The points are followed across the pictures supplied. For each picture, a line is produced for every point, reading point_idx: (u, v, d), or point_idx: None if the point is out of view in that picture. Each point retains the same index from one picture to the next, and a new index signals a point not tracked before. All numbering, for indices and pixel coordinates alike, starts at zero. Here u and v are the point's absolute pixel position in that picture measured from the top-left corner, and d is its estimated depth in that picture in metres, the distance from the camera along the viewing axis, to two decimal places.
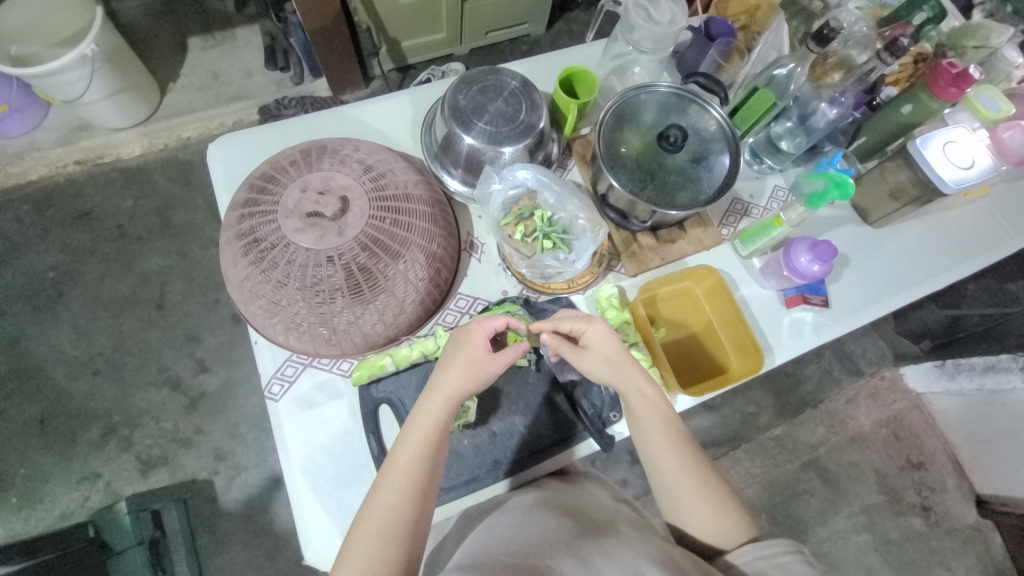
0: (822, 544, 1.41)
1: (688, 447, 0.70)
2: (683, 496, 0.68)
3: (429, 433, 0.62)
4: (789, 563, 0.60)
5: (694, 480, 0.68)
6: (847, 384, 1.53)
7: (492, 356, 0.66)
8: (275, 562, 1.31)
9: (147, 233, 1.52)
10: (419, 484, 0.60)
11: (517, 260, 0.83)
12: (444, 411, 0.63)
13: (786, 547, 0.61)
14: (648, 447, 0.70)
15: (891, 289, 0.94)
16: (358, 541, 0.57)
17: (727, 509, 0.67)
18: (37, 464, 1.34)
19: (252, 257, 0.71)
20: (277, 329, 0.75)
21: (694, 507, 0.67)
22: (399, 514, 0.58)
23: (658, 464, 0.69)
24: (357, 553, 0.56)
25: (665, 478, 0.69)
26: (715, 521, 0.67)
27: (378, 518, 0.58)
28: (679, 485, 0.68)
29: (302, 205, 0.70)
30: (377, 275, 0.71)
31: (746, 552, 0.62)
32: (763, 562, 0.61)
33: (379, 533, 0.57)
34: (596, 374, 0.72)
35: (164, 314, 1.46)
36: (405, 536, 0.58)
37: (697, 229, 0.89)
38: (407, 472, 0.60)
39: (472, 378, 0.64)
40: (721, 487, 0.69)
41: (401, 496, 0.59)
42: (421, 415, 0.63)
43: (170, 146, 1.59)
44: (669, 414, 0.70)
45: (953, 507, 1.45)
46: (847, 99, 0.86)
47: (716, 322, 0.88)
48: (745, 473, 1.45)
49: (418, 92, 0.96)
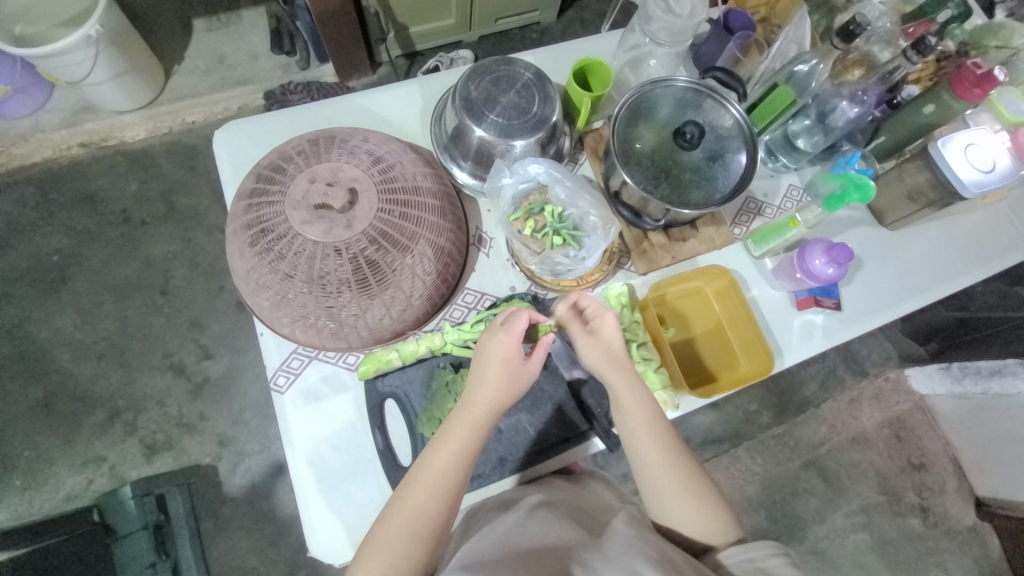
0: (819, 542, 1.41)
1: (674, 445, 0.69)
2: (671, 494, 0.67)
3: (463, 440, 0.63)
4: (777, 564, 0.60)
5: (682, 478, 0.68)
6: (850, 384, 1.52)
7: (529, 362, 0.66)
8: (277, 547, 1.33)
9: (151, 217, 1.51)
10: (448, 490, 0.61)
11: (527, 256, 0.82)
12: (483, 422, 0.64)
13: (772, 549, 0.62)
14: (636, 446, 0.69)
15: (905, 292, 0.93)
16: (384, 538, 0.59)
17: (715, 506, 0.68)
18: (41, 446, 1.35)
19: (258, 247, 0.70)
20: (283, 321, 0.74)
21: (682, 505, 0.67)
22: (425, 516, 0.60)
23: (647, 462, 0.68)
24: (382, 550, 0.58)
25: (660, 477, 0.68)
26: (703, 519, 0.67)
27: (406, 518, 0.60)
28: (668, 484, 0.67)
29: (309, 196, 0.68)
30: (385, 269, 0.70)
31: (734, 553, 0.63)
32: (748, 565, 0.61)
33: (405, 532, 0.59)
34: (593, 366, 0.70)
35: (168, 299, 1.46)
36: (430, 539, 0.60)
37: (709, 228, 0.88)
38: (439, 477, 0.61)
39: (509, 389, 0.65)
40: (707, 486, 0.68)
41: (429, 499, 0.61)
42: (460, 424, 0.63)
43: (174, 130, 1.57)
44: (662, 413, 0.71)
45: (951, 509, 1.46)
46: (868, 97, 0.84)
47: (725, 323, 0.87)
48: (745, 470, 1.45)
49: (429, 81, 0.94)
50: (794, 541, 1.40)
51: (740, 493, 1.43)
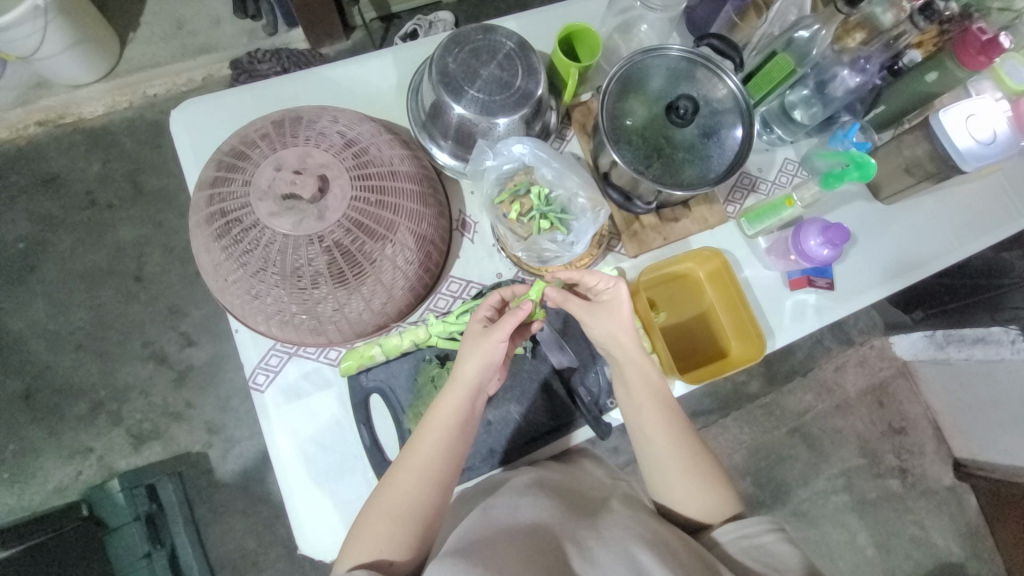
0: (802, 504, 1.46)
1: (680, 422, 0.69)
2: (673, 471, 0.67)
3: (443, 421, 0.63)
4: (773, 542, 0.61)
5: (685, 456, 0.67)
6: (836, 353, 1.54)
7: (492, 337, 0.64)
8: (272, 530, 1.33)
9: (118, 200, 1.43)
10: (433, 472, 0.62)
11: (513, 242, 0.78)
12: (465, 404, 0.64)
13: (768, 526, 0.62)
14: (643, 419, 0.69)
15: (896, 269, 0.91)
16: (371, 517, 0.61)
17: (715, 483, 0.67)
18: (25, 439, 1.33)
19: (225, 241, 0.66)
20: (257, 318, 0.70)
21: (682, 482, 0.67)
22: (408, 498, 0.61)
23: (651, 433, 0.68)
24: (368, 531, 0.60)
25: (658, 456, 0.68)
26: (701, 498, 0.66)
27: (390, 497, 0.61)
28: (670, 461, 0.67)
29: (276, 185, 0.63)
30: (362, 261, 0.66)
31: (729, 530, 0.63)
32: (744, 542, 0.62)
33: (388, 511, 0.60)
34: (601, 336, 0.71)
35: (143, 286, 1.40)
36: (414, 519, 0.60)
37: (702, 207, 0.85)
38: (422, 457, 0.62)
39: (482, 369, 0.64)
40: (711, 462, 0.69)
41: (413, 481, 0.62)
42: (441, 407, 0.64)
43: (135, 104, 1.46)
44: (664, 393, 0.70)
45: (929, 470, 1.51)
46: (871, 66, 0.80)
47: (717, 305, 0.85)
48: (732, 439, 1.47)
49: (404, 51, 0.87)
50: (778, 505, 1.45)
51: (728, 462, 1.46)
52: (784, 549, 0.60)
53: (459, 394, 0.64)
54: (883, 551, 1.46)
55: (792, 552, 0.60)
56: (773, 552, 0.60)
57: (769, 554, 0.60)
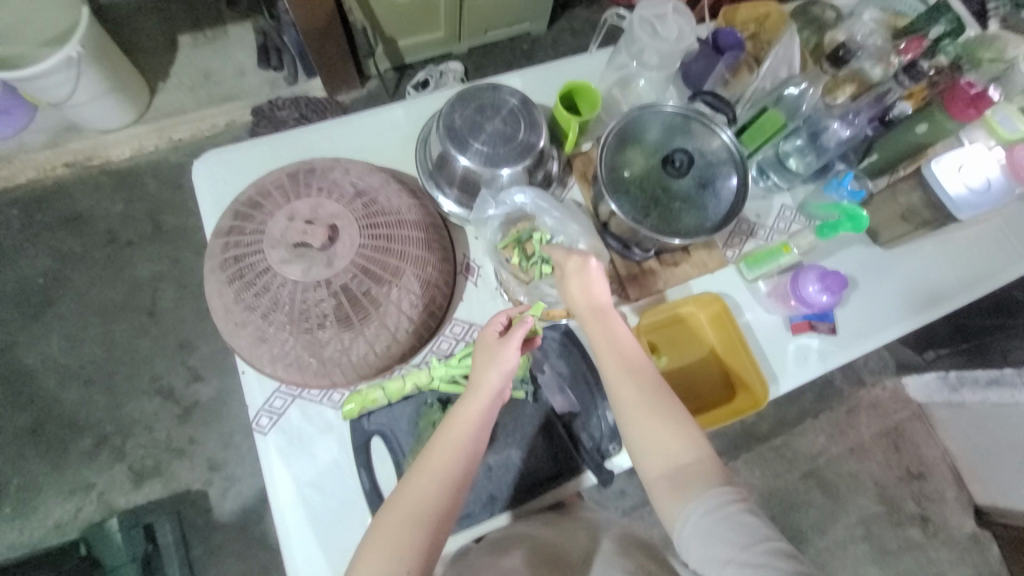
0: (820, 554, 1.39)
1: (647, 373, 0.68)
2: (639, 418, 0.66)
3: (461, 428, 0.64)
4: (739, 515, 0.58)
5: (651, 404, 0.66)
6: (848, 394, 1.51)
7: (510, 346, 0.67)
8: (271, 572, 1.30)
9: (138, 238, 1.49)
10: (451, 477, 0.62)
11: (516, 287, 0.81)
12: (483, 410, 0.66)
13: (735, 497, 0.59)
14: (608, 374, 0.69)
15: (901, 312, 0.91)
16: (389, 522, 0.60)
17: (683, 435, 0.64)
18: (29, 475, 1.33)
19: (237, 286, 0.68)
20: (263, 360, 0.71)
21: (651, 436, 0.65)
22: (426, 502, 0.61)
23: (616, 400, 0.68)
24: (385, 536, 0.59)
25: (625, 406, 0.67)
26: (669, 448, 0.64)
27: (408, 501, 0.61)
28: (638, 408, 0.66)
29: (288, 234, 0.67)
30: (369, 305, 0.69)
31: (698, 499, 0.60)
32: (712, 512, 0.58)
33: (405, 516, 0.60)
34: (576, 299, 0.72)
35: (155, 321, 1.43)
36: (432, 524, 0.60)
37: (701, 252, 0.87)
38: (442, 461, 0.62)
39: (499, 377, 0.66)
40: (686, 421, 0.65)
41: (432, 486, 0.61)
42: (460, 415, 0.65)
43: (162, 147, 1.55)
44: (631, 344, 0.70)
45: (951, 517, 1.44)
46: (858, 118, 0.84)
47: (718, 350, 0.85)
48: (743, 483, 1.43)
49: (415, 105, 0.92)
50: None
51: None
52: (749, 523, 0.57)
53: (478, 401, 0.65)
54: None
55: (757, 523, 0.57)
56: (742, 526, 0.57)
57: (734, 527, 0.57)
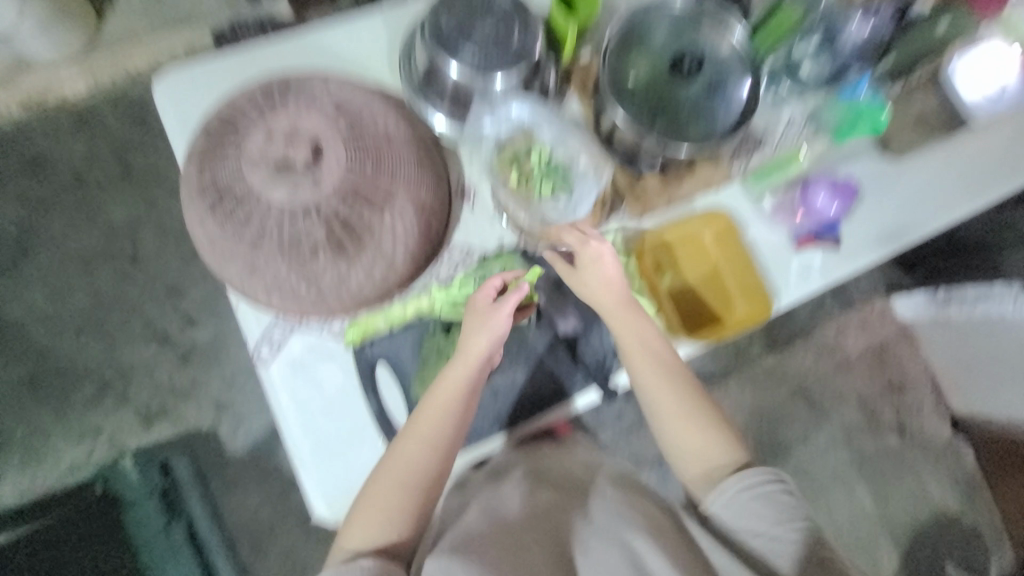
0: (802, 461, 1.48)
1: (677, 374, 0.74)
2: (673, 420, 0.74)
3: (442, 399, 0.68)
4: (772, 492, 0.68)
5: (683, 404, 0.74)
6: (838, 315, 1.56)
7: (498, 316, 0.70)
8: (287, 502, 1.34)
9: (107, 180, 1.40)
10: (438, 443, 0.68)
11: (513, 208, 0.76)
12: (469, 380, 0.69)
13: (770, 479, 0.68)
14: (639, 376, 0.74)
15: (907, 222, 0.89)
16: (381, 485, 0.67)
17: (711, 432, 0.73)
18: (34, 423, 1.34)
19: (219, 215, 0.64)
20: (257, 291, 0.68)
21: (684, 435, 0.73)
22: (415, 467, 0.68)
23: (650, 398, 0.75)
24: (377, 497, 0.67)
25: (659, 407, 0.74)
26: (698, 444, 0.73)
27: (399, 467, 0.67)
28: (670, 410, 0.74)
29: (269, 152, 0.62)
30: (363, 228, 0.65)
31: (733, 485, 0.69)
32: (747, 491, 0.68)
33: (396, 480, 0.67)
34: (593, 296, 0.75)
35: (140, 267, 1.39)
36: (420, 486, 0.67)
37: (708, 167, 0.80)
38: (429, 430, 0.68)
39: (486, 345, 0.69)
40: (714, 419, 0.74)
41: (420, 452, 0.68)
42: (447, 384, 0.69)
43: (119, 81, 1.40)
44: (656, 340, 0.75)
45: (927, 425, 1.50)
46: (877, 16, 0.79)
47: (724, 266, 0.83)
48: (733, 401, 1.50)
49: (394, 11, 0.83)
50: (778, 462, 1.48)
51: None
52: (782, 500, 0.67)
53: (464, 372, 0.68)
54: (881, 502, 1.44)
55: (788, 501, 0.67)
56: (773, 502, 0.67)
57: (768, 504, 0.67)
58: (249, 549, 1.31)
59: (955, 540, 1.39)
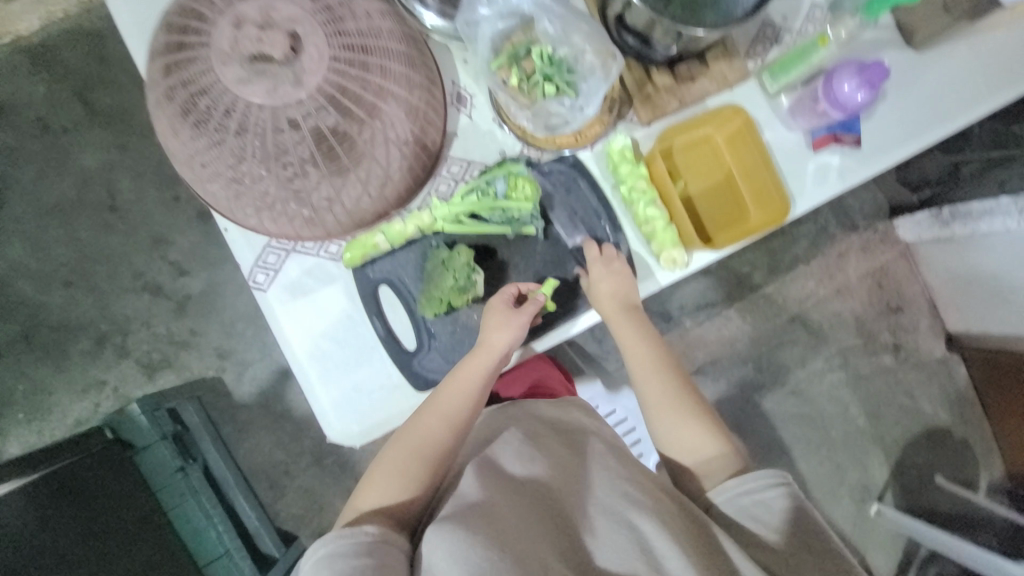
0: (800, 384, 1.46)
1: (673, 368, 0.75)
2: (667, 411, 0.73)
3: (462, 376, 0.70)
4: (773, 498, 0.62)
5: (677, 400, 0.73)
6: (840, 238, 1.46)
7: (521, 315, 0.71)
8: (301, 441, 1.35)
9: (73, 124, 1.30)
10: (456, 418, 0.68)
11: (516, 112, 0.70)
12: (491, 364, 0.71)
13: (772, 483, 0.63)
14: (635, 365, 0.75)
15: (930, 121, 0.84)
16: (396, 455, 0.67)
17: (705, 430, 0.71)
18: (34, 378, 1.32)
19: (194, 124, 0.59)
20: (246, 212, 0.64)
21: (675, 429, 0.72)
22: (430, 440, 0.67)
23: (647, 393, 0.74)
24: (391, 465, 0.66)
25: (652, 400, 0.74)
26: (692, 440, 0.71)
27: (416, 437, 0.68)
28: (664, 404, 0.73)
29: (240, 44, 0.54)
30: (353, 137, 0.59)
31: (729, 488, 0.64)
32: (744, 497, 0.62)
33: (410, 449, 0.67)
34: (593, 287, 0.73)
35: (120, 217, 1.32)
36: (433, 459, 0.67)
37: (721, 62, 0.76)
38: (448, 404, 0.69)
39: (510, 337, 0.70)
40: (709, 420, 0.72)
41: (437, 425, 0.68)
42: (470, 365, 0.70)
43: (72, 13, 1.27)
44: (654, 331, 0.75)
45: (922, 344, 1.48)
46: None
47: (737, 172, 0.78)
48: (736, 328, 1.44)
49: None
50: (777, 386, 1.45)
51: (730, 351, 1.45)
52: (784, 506, 0.61)
53: (487, 355, 0.70)
54: (874, 419, 1.47)
55: (790, 510, 0.61)
56: (773, 506, 0.61)
57: (766, 511, 0.61)
58: (267, 488, 1.34)
59: (940, 451, 1.47)
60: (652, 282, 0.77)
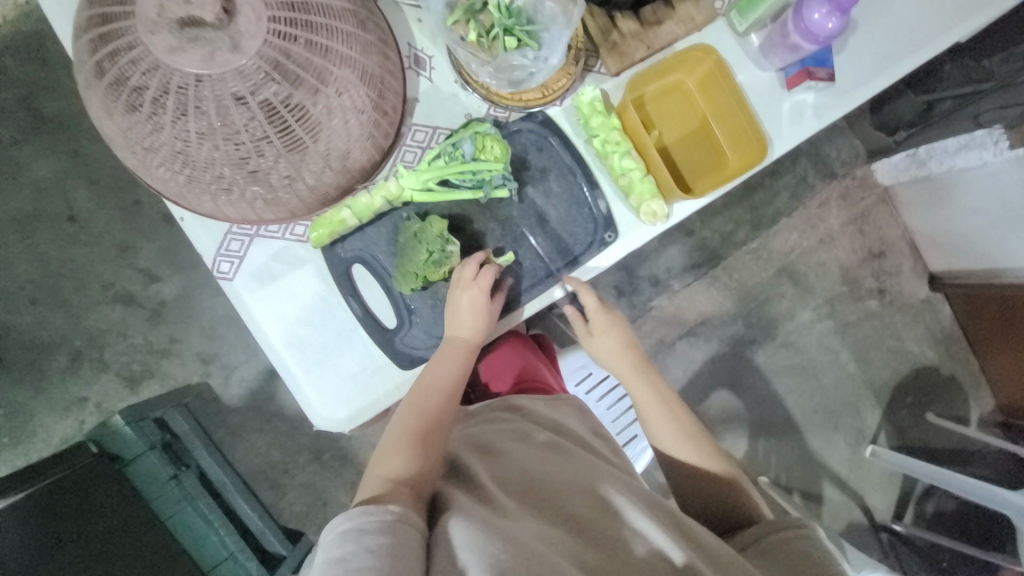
0: (789, 336, 1.46)
1: (694, 430, 0.78)
2: (691, 470, 0.75)
3: (454, 347, 0.70)
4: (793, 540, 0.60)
5: (699, 459, 0.75)
6: (820, 188, 1.45)
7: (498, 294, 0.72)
8: (297, 439, 1.33)
9: (20, 133, 1.23)
10: (453, 387, 0.69)
11: (477, 68, 0.67)
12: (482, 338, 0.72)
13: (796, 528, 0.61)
14: (654, 424, 0.79)
15: (902, 50, 0.81)
16: (400, 430, 0.65)
17: (729, 484, 0.73)
18: (12, 402, 1.27)
19: (130, 104, 0.54)
20: (201, 197, 0.61)
21: (700, 485, 0.74)
22: (431, 410, 0.66)
23: (672, 454, 0.77)
24: (396, 439, 0.63)
25: (677, 460, 0.76)
26: (718, 494, 0.73)
27: (417, 410, 0.66)
28: (688, 462, 0.75)
29: (168, 9, 0.50)
30: (306, 108, 0.56)
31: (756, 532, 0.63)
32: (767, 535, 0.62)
33: (413, 420, 0.65)
34: (599, 349, 0.85)
35: (81, 227, 1.26)
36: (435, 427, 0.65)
37: (687, 4, 0.73)
38: (445, 376, 0.69)
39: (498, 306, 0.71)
40: (733, 478, 0.74)
41: (437, 395, 0.68)
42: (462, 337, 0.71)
43: (8, 17, 1.20)
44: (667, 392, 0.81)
45: (906, 287, 1.49)
46: None
47: (710, 117, 0.77)
48: (723, 286, 1.44)
49: None
50: (768, 341, 1.45)
51: (719, 310, 1.44)
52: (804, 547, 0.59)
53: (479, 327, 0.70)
54: (864, 364, 1.49)
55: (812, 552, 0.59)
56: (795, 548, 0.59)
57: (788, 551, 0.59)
58: (268, 489, 1.32)
59: (929, 390, 1.49)
60: (631, 240, 0.75)
